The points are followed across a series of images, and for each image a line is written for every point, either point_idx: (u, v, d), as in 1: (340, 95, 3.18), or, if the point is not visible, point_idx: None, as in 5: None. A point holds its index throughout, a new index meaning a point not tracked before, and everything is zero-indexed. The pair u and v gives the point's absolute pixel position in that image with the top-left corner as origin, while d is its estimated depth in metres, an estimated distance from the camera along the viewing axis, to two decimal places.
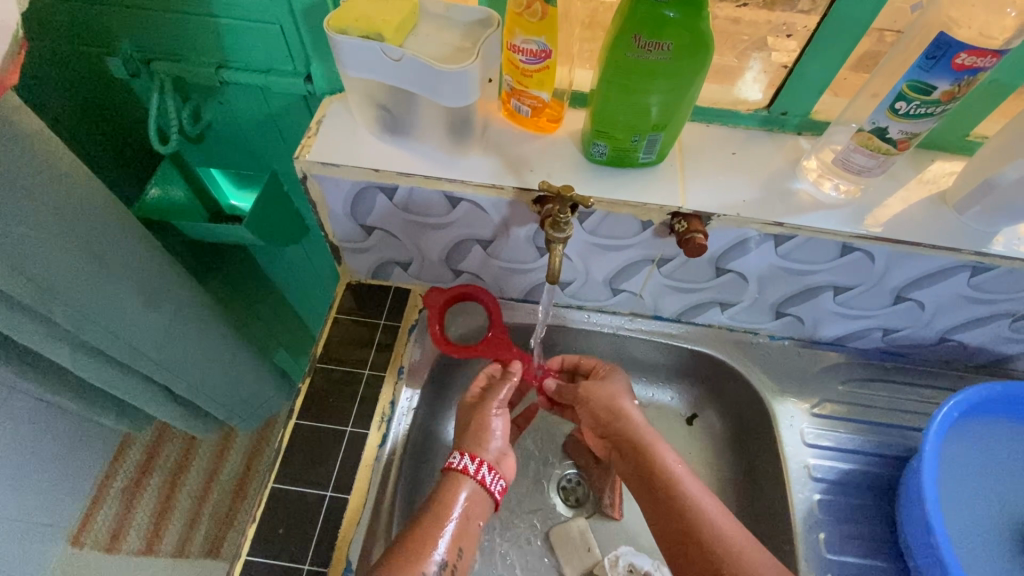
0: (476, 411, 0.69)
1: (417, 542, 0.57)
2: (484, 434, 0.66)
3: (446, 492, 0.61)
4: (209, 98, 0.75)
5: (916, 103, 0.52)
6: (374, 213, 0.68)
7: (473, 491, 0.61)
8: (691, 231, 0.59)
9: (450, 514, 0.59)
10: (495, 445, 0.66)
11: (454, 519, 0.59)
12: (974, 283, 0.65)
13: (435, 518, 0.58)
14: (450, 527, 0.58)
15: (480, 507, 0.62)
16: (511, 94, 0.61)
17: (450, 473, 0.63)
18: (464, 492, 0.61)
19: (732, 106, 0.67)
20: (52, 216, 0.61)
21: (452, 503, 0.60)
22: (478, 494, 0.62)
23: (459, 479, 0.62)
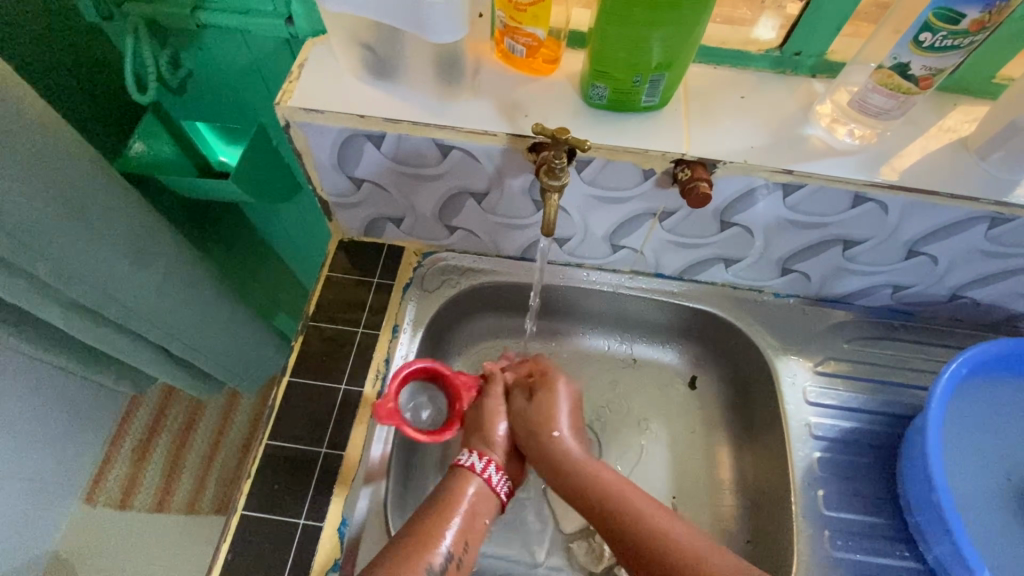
0: (476, 405, 0.69)
1: (427, 532, 0.55)
2: (493, 431, 0.66)
3: (453, 486, 0.60)
4: (187, 43, 0.72)
5: (942, 34, 0.48)
6: (363, 164, 0.65)
7: (479, 487, 0.60)
8: (695, 179, 0.57)
9: (455, 510, 0.58)
10: (501, 445, 0.66)
11: (461, 512, 0.58)
12: (993, 236, 0.62)
13: (444, 511, 0.57)
14: (456, 522, 0.57)
15: (486, 506, 0.60)
16: (505, 32, 0.57)
17: (457, 469, 0.62)
18: (471, 488, 0.60)
19: (743, 47, 0.63)
20: (26, 167, 0.59)
21: (459, 497, 0.59)
22: (484, 492, 0.60)
23: (466, 475, 0.61)
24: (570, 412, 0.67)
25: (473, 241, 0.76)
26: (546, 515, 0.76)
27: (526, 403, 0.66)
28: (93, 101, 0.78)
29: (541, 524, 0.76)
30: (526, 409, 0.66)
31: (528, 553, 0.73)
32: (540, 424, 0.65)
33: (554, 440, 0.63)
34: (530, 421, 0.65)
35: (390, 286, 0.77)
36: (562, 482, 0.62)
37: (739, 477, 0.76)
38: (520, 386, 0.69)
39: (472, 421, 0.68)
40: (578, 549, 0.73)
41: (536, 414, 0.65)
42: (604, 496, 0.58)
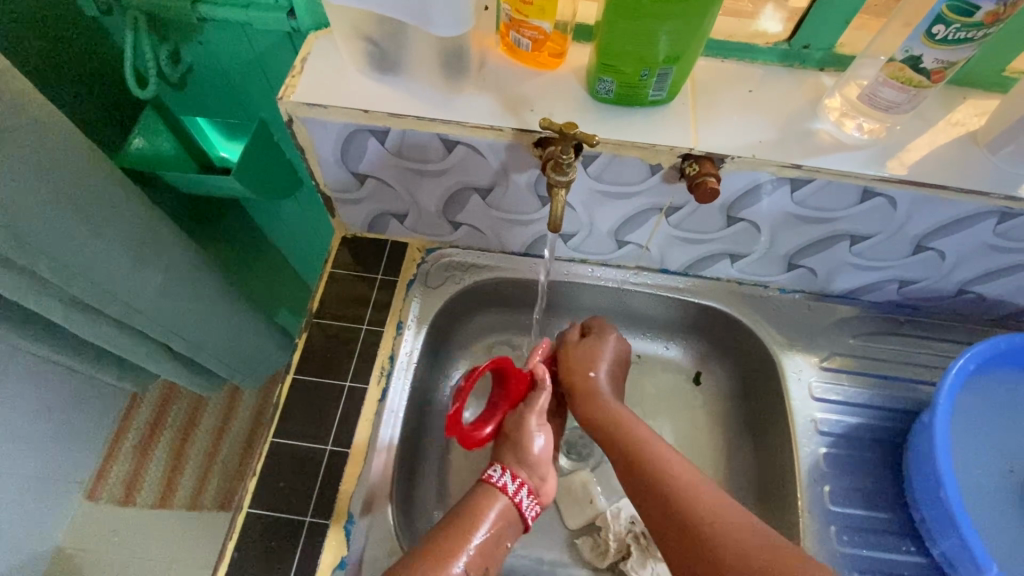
0: (516, 419, 0.67)
1: (448, 554, 0.55)
2: (531, 449, 0.64)
3: (479, 506, 0.60)
4: (187, 37, 0.71)
5: (956, 27, 0.48)
6: (366, 159, 0.64)
7: (505, 512, 0.60)
8: (703, 174, 0.56)
9: (479, 531, 0.57)
10: (540, 467, 0.64)
11: (483, 533, 0.58)
12: (1001, 231, 0.61)
13: (467, 535, 0.57)
14: (477, 544, 0.57)
15: (510, 532, 0.60)
16: (510, 25, 0.57)
17: (487, 487, 0.62)
18: (495, 509, 0.60)
19: (750, 40, 0.62)
20: (25, 163, 0.58)
21: (483, 521, 0.58)
22: (511, 514, 0.61)
23: (494, 494, 0.61)
24: (611, 361, 0.72)
25: (478, 237, 0.76)
26: (551, 512, 0.76)
27: (574, 342, 0.74)
28: (92, 96, 0.77)
29: (546, 520, 0.75)
30: (577, 347, 0.73)
31: (533, 550, 0.73)
32: (580, 364, 0.72)
33: (589, 378, 0.70)
34: (574, 360, 0.73)
35: (394, 282, 0.77)
36: (602, 433, 0.66)
37: (744, 472, 0.76)
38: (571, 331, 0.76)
39: (509, 436, 0.66)
40: (583, 545, 0.73)
41: (579, 354, 0.73)
42: (631, 442, 0.62)
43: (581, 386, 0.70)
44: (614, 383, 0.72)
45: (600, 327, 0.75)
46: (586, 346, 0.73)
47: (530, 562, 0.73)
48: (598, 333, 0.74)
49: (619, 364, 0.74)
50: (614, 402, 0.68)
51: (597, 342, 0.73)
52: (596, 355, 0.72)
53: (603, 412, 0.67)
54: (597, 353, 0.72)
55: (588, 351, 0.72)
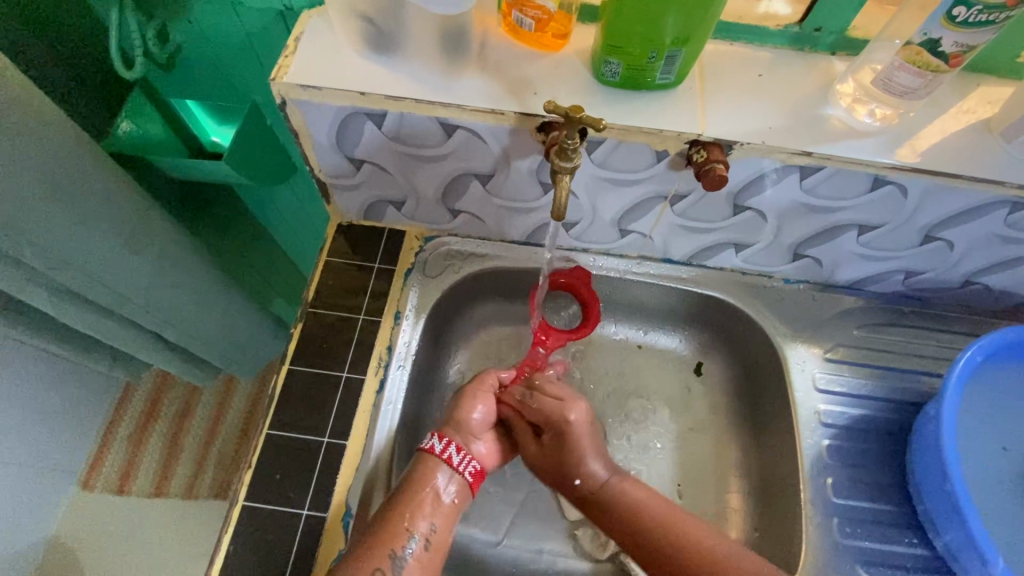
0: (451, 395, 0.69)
1: (395, 519, 0.57)
2: (466, 417, 0.66)
3: (420, 469, 0.61)
4: (175, 16, 0.68)
5: (977, 9, 0.46)
6: (363, 144, 0.62)
7: (441, 466, 0.62)
8: (711, 161, 0.54)
9: (420, 494, 0.59)
10: (470, 429, 0.66)
11: (427, 497, 0.59)
12: (1012, 221, 0.60)
13: (413, 499, 0.58)
14: (420, 508, 0.58)
15: (454, 487, 0.61)
16: (513, 4, 0.54)
17: (420, 453, 0.63)
18: (433, 470, 0.61)
19: (760, 22, 0.60)
20: (7, 144, 0.56)
21: (422, 487, 0.59)
22: (449, 474, 0.61)
23: (427, 459, 0.62)
24: (591, 451, 0.64)
25: (478, 226, 0.74)
26: (550, 502, 0.75)
27: (543, 451, 0.66)
28: (77, 76, 0.74)
29: (545, 510, 0.75)
30: (546, 458, 0.66)
31: (533, 541, 0.73)
32: (565, 471, 0.64)
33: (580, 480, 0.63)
34: (554, 470, 0.65)
35: (391, 271, 0.75)
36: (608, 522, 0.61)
37: (745, 462, 0.76)
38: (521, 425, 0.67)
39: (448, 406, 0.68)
40: (583, 536, 0.73)
41: (555, 465, 0.65)
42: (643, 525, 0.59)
43: (572, 486, 0.64)
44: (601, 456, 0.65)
45: (560, 432, 0.65)
46: (558, 453, 0.65)
47: (530, 551, 0.72)
48: (558, 436, 0.65)
49: (592, 437, 0.66)
50: (614, 480, 0.63)
51: (564, 445, 0.64)
52: (575, 460, 0.64)
53: (605, 505, 0.62)
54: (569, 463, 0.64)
55: (563, 468, 0.64)
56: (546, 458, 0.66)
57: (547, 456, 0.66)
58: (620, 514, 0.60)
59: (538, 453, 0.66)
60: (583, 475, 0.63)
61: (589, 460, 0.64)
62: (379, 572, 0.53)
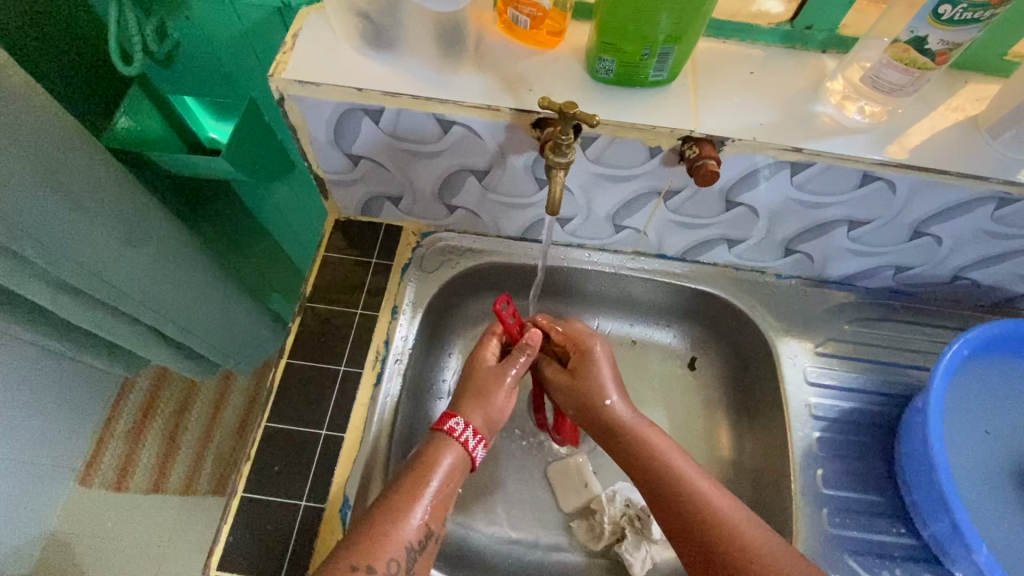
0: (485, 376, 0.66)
1: (401, 502, 0.55)
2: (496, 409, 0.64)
3: (433, 453, 0.59)
4: (174, 12, 0.69)
5: (962, 7, 0.47)
6: (360, 140, 0.63)
7: (457, 455, 0.60)
8: (703, 157, 0.55)
9: (430, 478, 0.57)
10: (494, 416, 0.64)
11: (435, 480, 0.57)
12: (999, 216, 0.61)
13: (422, 480, 0.57)
14: (430, 493, 0.56)
15: (461, 472, 0.60)
16: (508, 2, 0.55)
17: (444, 436, 0.60)
18: (448, 458, 0.59)
19: (751, 20, 0.61)
20: (8, 140, 0.56)
21: (434, 469, 0.58)
22: (462, 464, 0.60)
23: (450, 445, 0.60)
24: (612, 378, 0.67)
25: (474, 221, 0.75)
26: (547, 496, 0.76)
27: (571, 380, 0.68)
28: (77, 72, 0.74)
29: (541, 502, 0.76)
30: (571, 386, 0.68)
31: (528, 533, 0.74)
32: (590, 398, 0.66)
33: (608, 406, 0.65)
34: (578, 397, 0.67)
35: (389, 266, 0.76)
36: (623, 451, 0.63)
37: (737, 454, 0.77)
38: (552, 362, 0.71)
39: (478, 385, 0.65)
40: (578, 528, 0.74)
41: (581, 390, 0.67)
42: (660, 467, 0.60)
43: (597, 413, 0.65)
44: (624, 392, 0.67)
45: (582, 356, 0.68)
46: (582, 379, 0.67)
47: (526, 544, 0.73)
48: (582, 360, 0.68)
49: (613, 372, 0.68)
50: (635, 420, 0.64)
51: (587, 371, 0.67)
52: (597, 384, 0.66)
53: (628, 436, 0.63)
54: (592, 388, 0.66)
55: (586, 396, 0.66)
56: (572, 389, 0.68)
57: (574, 382, 0.68)
58: (636, 448, 0.62)
59: (564, 380, 0.69)
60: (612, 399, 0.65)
61: (609, 390, 0.66)
62: (393, 562, 0.52)
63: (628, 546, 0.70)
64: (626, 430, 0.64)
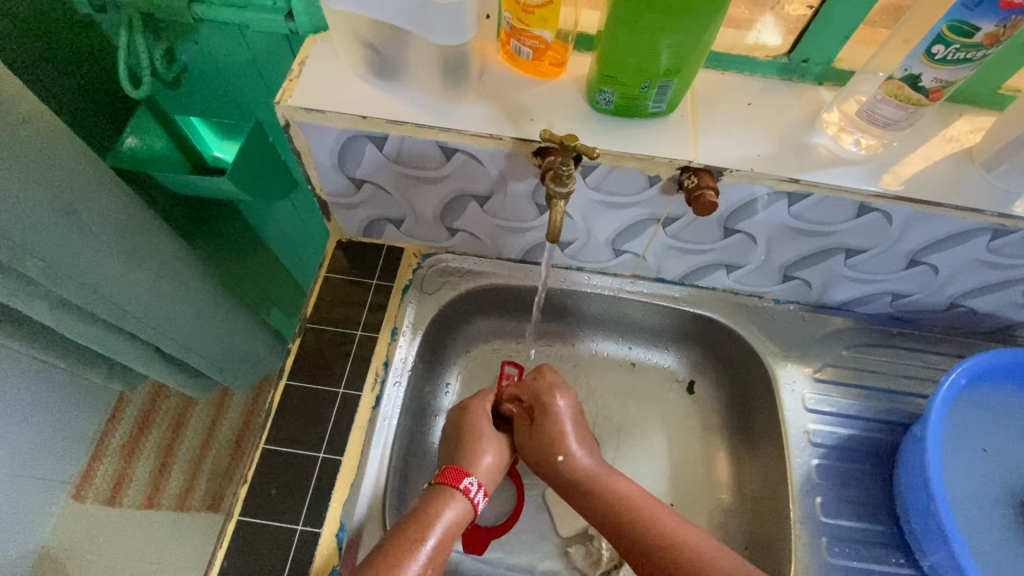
0: (473, 431, 0.69)
1: (399, 552, 0.54)
2: (478, 458, 0.67)
3: (438, 505, 0.60)
4: (183, 37, 0.70)
5: (955, 47, 0.48)
6: (363, 165, 0.63)
7: (460, 509, 0.61)
8: (702, 187, 0.56)
9: (430, 532, 0.57)
10: (486, 471, 0.67)
11: (433, 537, 0.57)
12: (994, 247, 0.62)
13: (419, 531, 0.57)
14: (427, 550, 0.56)
15: (459, 531, 0.60)
16: (511, 33, 0.56)
17: (448, 487, 0.62)
18: (449, 512, 0.60)
19: (748, 53, 0.62)
20: (18, 162, 0.57)
21: (434, 519, 0.58)
22: (464, 512, 0.61)
23: (453, 495, 0.61)
24: (574, 432, 0.69)
25: (475, 243, 0.75)
26: (544, 520, 0.76)
27: (531, 433, 0.70)
28: (85, 92, 0.75)
29: (539, 527, 0.75)
30: (531, 439, 0.70)
31: (525, 558, 0.73)
32: (549, 453, 0.68)
33: (563, 459, 0.67)
34: (536, 452, 0.69)
35: (389, 287, 0.76)
36: (585, 501, 0.64)
37: (735, 479, 0.77)
38: (520, 416, 0.73)
39: (468, 441, 0.68)
40: (575, 553, 0.73)
41: (538, 445, 0.69)
42: (626, 508, 0.61)
43: (556, 467, 0.67)
44: (585, 440, 0.69)
45: (542, 407, 0.71)
46: (542, 432, 0.69)
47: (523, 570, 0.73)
48: (542, 413, 0.70)
49: (577, 424, 0.70)
50: (596, 467, 0.66)
51: (551, 423, 0.69)
52: (556, 437, 0.68)
53: (586, 487, 0.64)
54: (552, 440, 0.68)
55: (550, 446, 0.68)
56: (540, 437, 0.69)
57: (533, 437, 0.70)
58: (596, 495, 0.63)
59: (527, 438, 0.70)
60: (568, 451, 0.67)
61: (568, 442, 0.68)
62: None
63: (625, 572, 0.70)
64: (586, 480, 0.65)
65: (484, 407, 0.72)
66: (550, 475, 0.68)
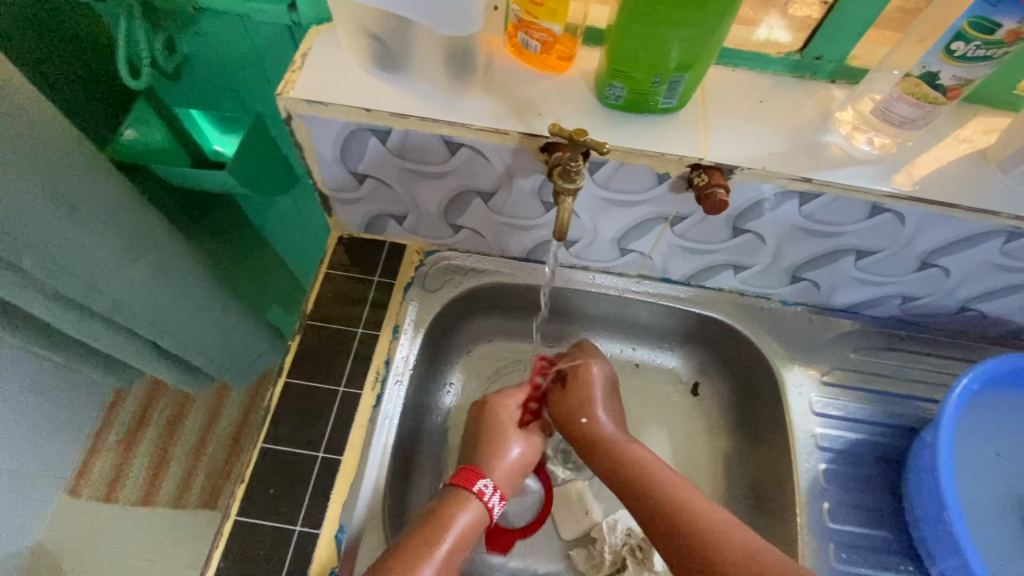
0: (492, 431, 0.68)
1: (410, 557, 0.53)
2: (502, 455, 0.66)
3: (452, 510, 0.58)
4: (184, 27, 0.69)
5: (976, 44, 0.47)
6: (366, 159, 0.62)
7: (475, 514, 0.59)
8: (712, 185, 0.55)
9: (444, 536, 0.56)
10: (504, 473, 0.65)
11: (449, 540, 0.56)
12: (1007, 250, 0.61)
13: (431, 535, 0.55)
14: (442, 553, 0.55)
15: (476, 535, 0.59)
16: (519, 26, 0.55)
17: (463, 491, 0.61)
18: (465, 516, 0.58)
19: (759, 49, 0.61)
20: (11, 152, 0.56)
21: (448, 525, 0.57)
22: (481, 517, 0.60)
23: (469, 499, 0.60)
24: (603, 399, 0.71)
25: (478, 241, 0.74)
26: (546, 522, 0.75)
27: (562, 393, 0.72)
28: (83, 83, 0.74)
29: (541, 529, 0.74)
30: (563, 397, 0.71)
31: (526, 561, 0.72)
32: (578, 410, 0.69)
33: (590, 420, 0.68)
34: (565, 410, 0.70)
35: (391, 285, 0.75)
36: (603, 457, 0.64)
37: (740, 482, 0.75)
38: (551, 382, 0.75)
39: (484, 443, 0.67)
40: (577, 557, 0.72)
41: (567, 403, 0.71)
42: (637, 468, 0.60)
43: (581, 424, 0.68)
44: (614, 413, 0.70)
45: (575, 372, 0.73)
46: (572, 393, 0.71)
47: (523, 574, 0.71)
48: (575, 377, 0.72)
49: (608, 394, 0.72)
50: (619, 433, 0.66)
51: (581, 384, 0.71)
52: (586, 398, 0.70)
53: (603, 447, 0.65)
54: (581, 400, 0.70)
55: (579, 407, 0.69)
56: (569, 398, 0.71)
57: (563, 395, 0.72)
58: (615, 455, 0.63)
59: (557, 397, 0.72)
60: (593, 415, 0.68)
61: (596, 406, 0.69)
62: None
63: None
64: (607, 441, 0.65)
65: (502, 412, 0.69)
66: (574, 434, 0.69)
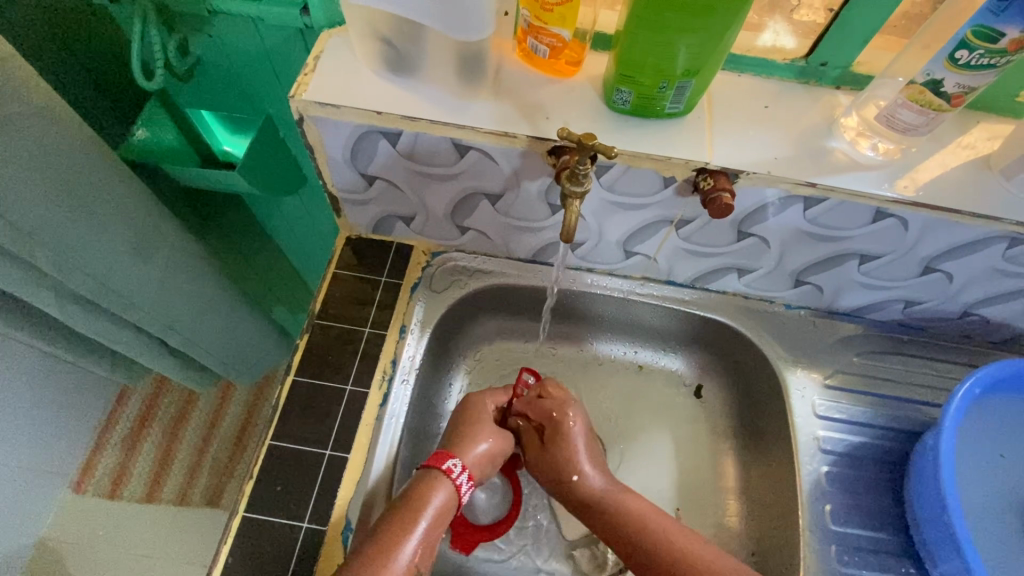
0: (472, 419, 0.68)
1: (389, 539, 0.54)
2: (472, 446, 0.65)
3: (427, 488, 0.59)
4: (197, 29, 0.70)
5: (980, 52, 0.48)
6: (375, 161, 0.63)
7: (448, 494, 0.59)
8: (717, 189, 0.56)
9: (421, 516, 0.56)
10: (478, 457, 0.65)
11: (425, 521, 0.56)
12: (1010, 256, 0.61)
13: (412, 512, 0.56)
14: (420, 532, 0.55)
15: (449, 514, 0.59)
16: (529, 31, 0.56)
17: (434, 471, 0.61)
18: (438, 496, 0.59)
19: (766, 54, 0.62)
20: (28, 152, 0.57)
21: (422, 507, 0.57)
22: (450, 499, 0.60)
23: (439, 480, 0.60)
24: (586, 449, 0.68)
25: (485, 242, 0.75)
26: (549, 521, 0.75)
27: (542, 453, 0.70)
28: (96, 83, 0.75)
29: (544, 528, 0.75)
30: (543, 459, 0.69)
31: (530, 559, 0.73)
32: (562, 474, 0.67)
33: (577, 481, 0.66)
34: (549, 472, 0.68)
35: (398, 285, 0.75)
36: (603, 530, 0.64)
37: (742, 483, 0.76)
38: (530, 433, 0.72)
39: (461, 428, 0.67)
40: (580, 556, 0.73)
41: (551, 466, 0.68)
42: (633, 526, 0.61)
43: (569, 490, 0.67)
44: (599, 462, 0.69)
45: (555, 429, 0.69)
46: (553, 453, 0.68)
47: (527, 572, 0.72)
48: (554, 434, 0.69)
49: (590, 445, 0.69)
50: (608, 488, 0.65)
51: (561, 447, 0.68)
52: (569, 455, 0.67)
53: (597, 509, 0.64)
54: (563, 460, 0.67)
55: (562, 466, 0.67)
56: (552, 478, 0.68)
57: (546, 458, 0.69)
58: (614, 519, 0.63)
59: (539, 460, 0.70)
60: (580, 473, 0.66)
61: (581, 462, 0.67)
62: None
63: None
64: (599, 501, 0.65)
65: (483, 406, 0.70)
66: (565, 496, 0.67)
